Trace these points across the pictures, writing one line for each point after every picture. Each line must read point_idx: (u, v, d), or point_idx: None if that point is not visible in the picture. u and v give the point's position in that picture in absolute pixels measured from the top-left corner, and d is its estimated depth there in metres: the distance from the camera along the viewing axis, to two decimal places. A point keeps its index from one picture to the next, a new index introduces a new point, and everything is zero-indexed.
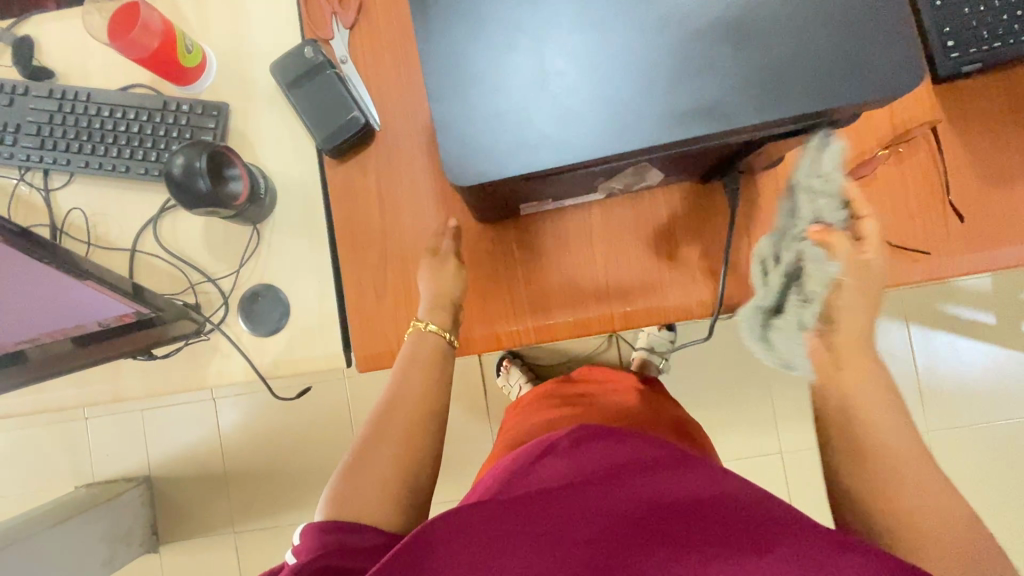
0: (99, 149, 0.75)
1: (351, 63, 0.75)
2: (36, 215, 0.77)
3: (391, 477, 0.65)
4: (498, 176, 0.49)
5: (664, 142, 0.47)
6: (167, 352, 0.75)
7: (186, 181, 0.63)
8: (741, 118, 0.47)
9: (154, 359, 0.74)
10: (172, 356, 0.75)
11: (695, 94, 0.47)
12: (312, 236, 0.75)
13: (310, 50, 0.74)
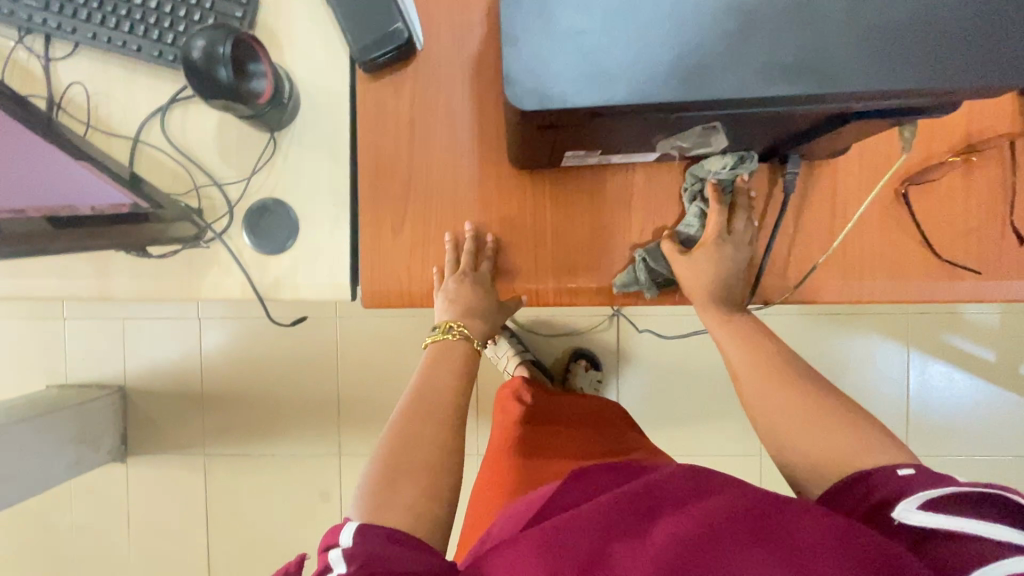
0: (110, 20, 0.68)
1: None
2: (34, 84, 0.70)
3: (424, 468, 0.62)
4: (565, 105, 0.43)
5: (752, 98, 0.43)
6: (161, 253, 0.70)
7: (208, 67, 0.56)
8: (843, 83, 0.42)
9: (147, 257, 0.69)
10: (167, 259, 0.70)
11: (797, 47, 0.42)
12: (333, 155, 0.69)
13: None
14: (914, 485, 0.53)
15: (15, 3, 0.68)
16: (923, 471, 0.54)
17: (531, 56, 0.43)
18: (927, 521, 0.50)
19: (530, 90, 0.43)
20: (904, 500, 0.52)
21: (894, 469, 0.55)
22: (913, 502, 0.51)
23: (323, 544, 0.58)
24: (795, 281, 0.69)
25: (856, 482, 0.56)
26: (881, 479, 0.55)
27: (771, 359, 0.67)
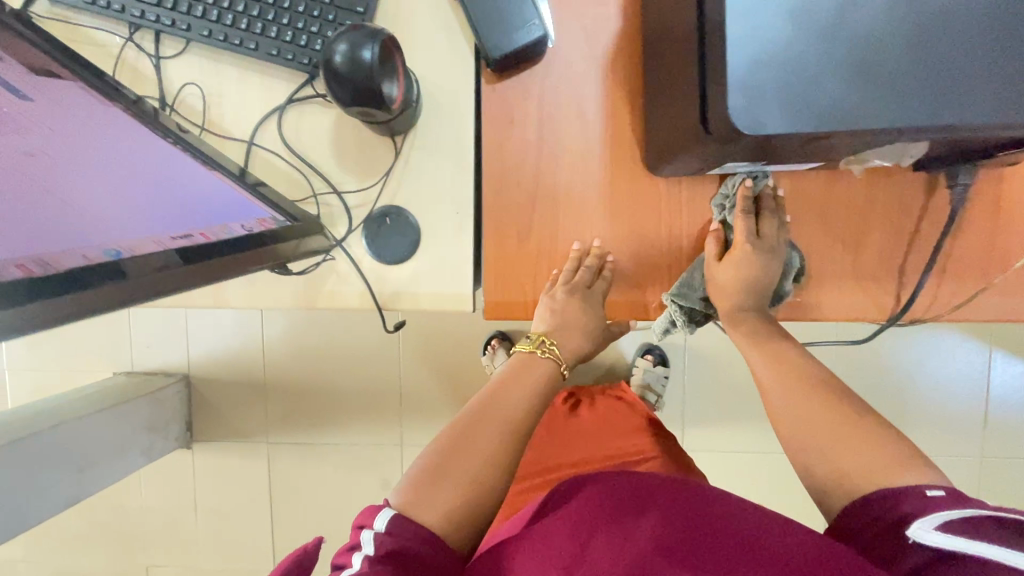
0: (226, 17, 0.64)
1: None
2: (145, 84, 0.67)
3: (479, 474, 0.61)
4: (782, 127, 0.38)
5: (992, 125, 0.38)
6: (302, 268, 0.68)
7: (355, 72, 0.53)
8: None
9: (290, 274, 0.67)
10: (309, 273, 0.67)
11: None
12: (456, 159, 0.66)
13: None
14: (935, 506, 0.50)
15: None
16: (954, 495, 0.51)
17: (752, 67, 0.38)
18: (941, 542, 0.47)
19: (749, 108, 0.38)
20: (921, 517, 0.50)
21: (924, 489, 0.52)
22: (930, 521, 0.49)
23: (359, 520, 0.58)
24: (952, 300, 0.64)
25: (885, 499, 0.53)
26: (912, 497, 0.51)
27: (797, 367, 0.66)
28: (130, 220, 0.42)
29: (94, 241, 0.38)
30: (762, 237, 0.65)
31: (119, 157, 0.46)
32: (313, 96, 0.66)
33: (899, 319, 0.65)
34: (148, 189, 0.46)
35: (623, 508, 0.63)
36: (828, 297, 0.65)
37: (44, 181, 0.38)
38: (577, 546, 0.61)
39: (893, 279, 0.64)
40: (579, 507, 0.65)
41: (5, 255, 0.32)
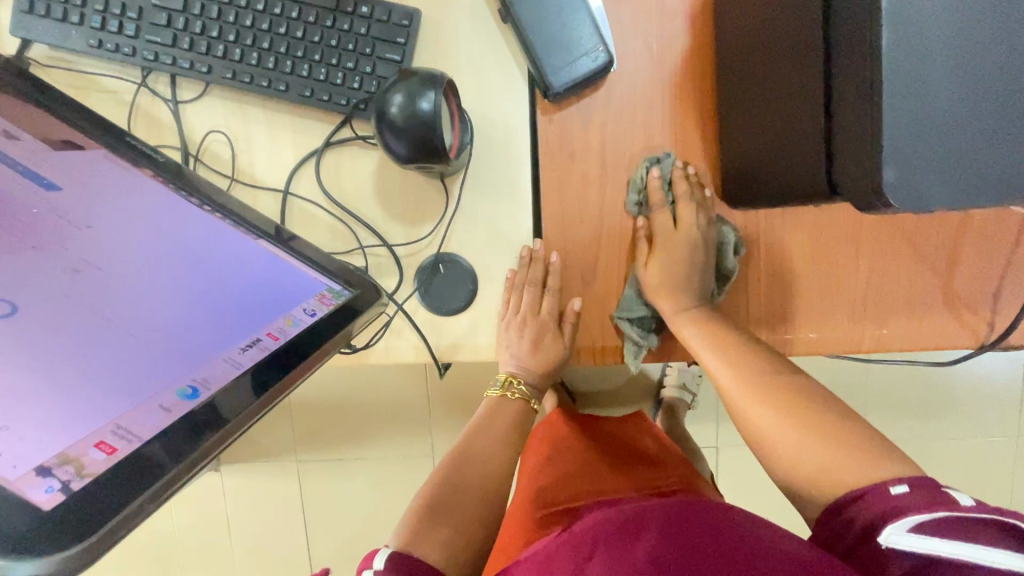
0: (249, 54, 0.57)
1: None
2: (163, 133, 0.61)
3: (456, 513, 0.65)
4: (942, 195, 0.33)
5: None
6: (367, 340, 0.62)
7: (417, 128, 0.47)
8: None
9: (354, 350, 0.62)
10: (375, 344, 0.62)
11: None
12: (511, 199, 0.60)
13: None
14: (903, 507, 0.48)
15: (136, 39, 0.57)
16: (918, 489, 0.49)
17: (913, 134, 0.33)
18: (916, 546, 0.46)
19: (907, 181, 0.33)
20: (891, 523, 0.48)
21: (886, 487, 0.50)
22: (904, 526, 0.47)
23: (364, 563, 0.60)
24: None
25: (852, 503, 0.51)
26: (880, 496, 0.49)
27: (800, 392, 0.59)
28: (193, 331, 0.39)
29: (163, 379, 0.36)
30: (677, 229, 0.62)
31: (173, 257, 0.42)
32: (352, 139, 0.60)
33: (993, 345, 0.61)
34: (201, 286, 0.42)
35: (632, 526, 0.61)
36: (919, 325, 0.61)
37: (102, 315, 0.36)
38: (576, 561, 0.59)
39: (988, 304, 0.60)
40: (584, 530, 0.63)
41: (76, 441, 0.32)
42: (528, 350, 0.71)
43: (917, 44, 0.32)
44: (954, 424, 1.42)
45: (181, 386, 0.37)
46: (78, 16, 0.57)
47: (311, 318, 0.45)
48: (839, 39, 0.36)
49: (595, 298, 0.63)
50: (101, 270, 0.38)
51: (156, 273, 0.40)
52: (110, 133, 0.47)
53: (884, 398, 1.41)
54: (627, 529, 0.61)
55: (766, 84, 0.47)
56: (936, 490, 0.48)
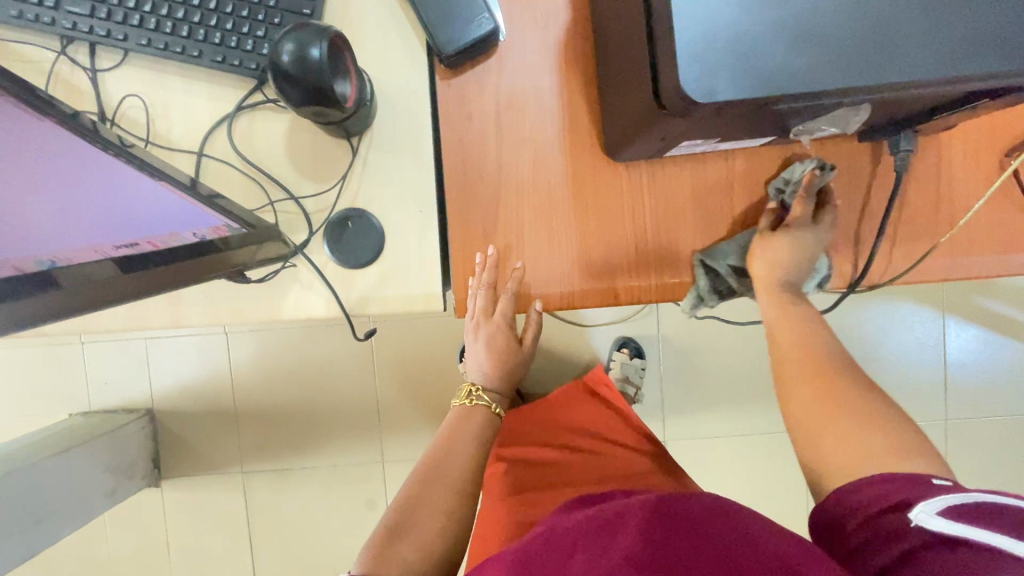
0: (164, 25, 0.61)
1: None
2: (82, 99, 0.64)
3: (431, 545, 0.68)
4: (728, 97, 0.39)
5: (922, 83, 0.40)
6: (263, 275, 0.65)
7: (304, 69, 0.52)
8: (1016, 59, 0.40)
9: (249, 283, 0.64)
10: (271, 279, 0.65)
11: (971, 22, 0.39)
12: (414, 157, 0.65)
13: None
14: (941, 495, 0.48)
15: (55, 9, 0.61)
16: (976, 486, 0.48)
17: (698, 35, 0.39)
18: (946, 527, 0.45)
19: (696, 76, 0.39)
20: (923, 502, 0.48)
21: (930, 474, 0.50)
22: (933, 507, 0.47)
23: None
24: (911, 263, 0.66)
25: (868, 491, 0.52)
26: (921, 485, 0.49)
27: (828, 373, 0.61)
28: (66, 227, 0.41)
29: (21, 251, 0.36)
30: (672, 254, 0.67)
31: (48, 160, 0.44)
32: (264, 102, 0.64)
33: (858, 285, 0.67)
34: (82, 197, 0.44)
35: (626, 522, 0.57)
36: (792, 268, 0.67)
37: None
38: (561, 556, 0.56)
39: (851, 247, 0.66)
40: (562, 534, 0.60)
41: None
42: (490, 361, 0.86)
43: None
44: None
45: (41, 257, 0.37)
46: None
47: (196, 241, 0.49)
48: None
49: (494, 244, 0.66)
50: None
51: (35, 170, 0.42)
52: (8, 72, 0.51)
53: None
54: (612, 529, 0.57)
55: (618, 34, 0.54)
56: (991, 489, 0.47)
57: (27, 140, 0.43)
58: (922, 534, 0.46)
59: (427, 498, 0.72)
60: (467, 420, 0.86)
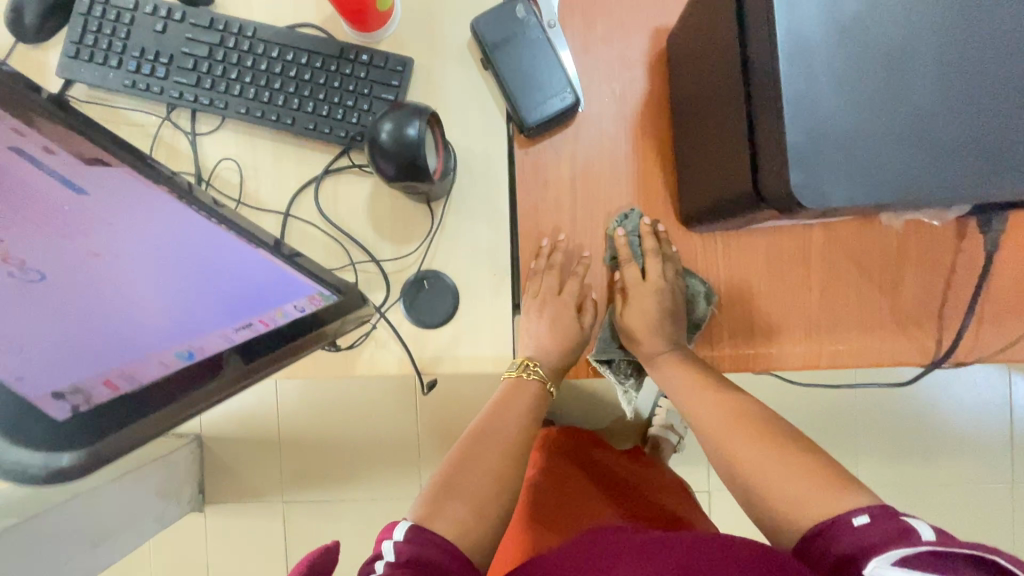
0: (262, 94, 0.65)
1: (560, 29, 0.65)
2: (181, 161, 0.68)
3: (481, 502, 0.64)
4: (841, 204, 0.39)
5: None
6: (350, 343, 0.67)
7: (401, 150, 0.54)
8: None
9: (336, 351, 0.66)
10: (357, 347, 0.67)
11: None
12: (491, 221, 0.66)
13: (523, 9, 0.63)
14: (870, 543, 0.52)
15: (165, 80, 0.66)
16: (886, 519, 0.53)
17: (810, 143, 0.39)
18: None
19: (808, 182, 0.39)
20: (877, 557, 0.50)
21: (849, 518, 0.54)
22: (887, 560, 0.50)
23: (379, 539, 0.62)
24: (999, 341, 0.64)
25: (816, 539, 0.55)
26: (853, 533, 0.53)
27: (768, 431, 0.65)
28: (194, 309, 0.44)
29: (164, 345, 0.40)
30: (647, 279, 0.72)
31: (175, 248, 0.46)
32: (350, 167, 0.66)
33: (943, 362, 0.65)
34: (204, 273, 0.47)
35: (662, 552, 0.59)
36: (871, 342, 0.65)
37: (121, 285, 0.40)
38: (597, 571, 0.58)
39: (935, 323, 0.64)
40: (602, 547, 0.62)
41: (91, 375, 0.35)
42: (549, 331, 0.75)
43: (803, 70, 0.39)
44: (944, 468, 1.41)
45: (180, 348, 0.41)
46: (116, 60, 0.66)
47: (299, 313, 0.52)
48: (752, 69, 0.43)
49: None
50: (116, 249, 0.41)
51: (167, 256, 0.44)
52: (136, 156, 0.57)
53: (870, 440, 1.41)
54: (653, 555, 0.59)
55: (705, 118, 0.54)
56: (894, 520, 0.52)
57: (157, 225, 0.46)
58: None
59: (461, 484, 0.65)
60: (522, 387, 0.76)
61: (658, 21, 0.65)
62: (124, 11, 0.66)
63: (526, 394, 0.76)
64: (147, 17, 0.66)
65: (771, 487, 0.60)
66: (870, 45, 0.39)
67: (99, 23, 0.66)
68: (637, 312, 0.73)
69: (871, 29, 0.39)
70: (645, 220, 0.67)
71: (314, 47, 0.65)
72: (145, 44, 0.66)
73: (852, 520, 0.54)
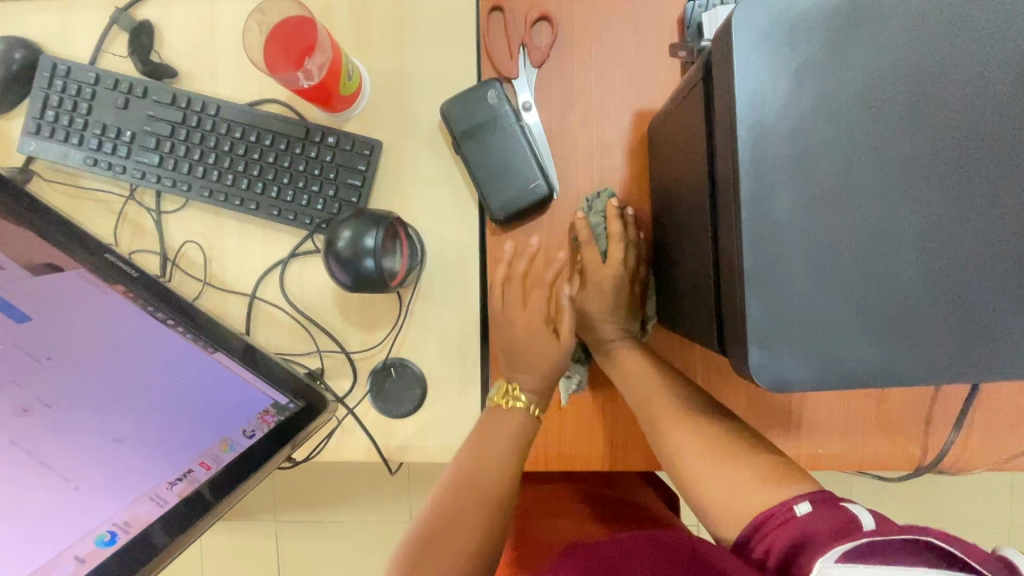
0: (224, 176, 0.63)
1: (535, 111, 0.62)
2: (146, 239, 0.67)
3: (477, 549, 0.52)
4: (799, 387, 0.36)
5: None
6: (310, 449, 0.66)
7: (357, 262, 0.52)
8: None
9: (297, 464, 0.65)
10: (319, 452, 0.65)
11: None
12: (461, 310, 0.64)
13: (494, 93, 0.59)
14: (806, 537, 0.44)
15: (127, 159, 0.63)
16: (826, 510, 0.45)
17: (773, 323, 0.36)
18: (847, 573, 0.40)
19: (771, 364, 0.36)
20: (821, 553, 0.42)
21: (790, 509, 0.47)
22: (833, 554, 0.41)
23: None
24: (990, 450, 0.60)
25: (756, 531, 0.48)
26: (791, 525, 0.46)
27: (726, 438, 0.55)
28: (130, 464, 0.43)
29: (86, 527, 0.40)
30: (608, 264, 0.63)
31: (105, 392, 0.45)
32: (315, 251, 0.64)
33: (929, 468, 0.62)
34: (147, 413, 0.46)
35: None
36: (853, 445, 0.63)
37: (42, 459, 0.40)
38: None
39: (922, 428, 0.61)
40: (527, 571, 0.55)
41: None
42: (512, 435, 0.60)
43: (775, 243, 0.35)
44: None
45: (100, 533, 0.40)
46: (78, 138, 0.64)
47: (247, 441, 0.49)
48: (722, 219, 0.39)
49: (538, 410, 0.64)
50: (50, 409, 0.42)
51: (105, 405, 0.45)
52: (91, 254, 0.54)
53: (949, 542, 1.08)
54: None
55: (682, 234, 0.50)
56: (835, 509, 0.45)
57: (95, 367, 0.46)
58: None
59: (450, 543, 0.51)
60: (500, 419, 0.61)
61: (639, 105, 0.62)
62: (85, 86, 0.63)
63: (513, 421, 0.61)
64: (108, 92, 0.63)
65: (722, 491, 0.52)
66: (851, 214, 0.35)
67: (59, 99, 0.64)
68: (595, 295, 0.63)
69: (856, 196, 0.35)
70: (616, 200, 0.61)
71: (278, 128, 0.62)
72: (106, 122, 0.63)
73: (792, 512, 0.46)
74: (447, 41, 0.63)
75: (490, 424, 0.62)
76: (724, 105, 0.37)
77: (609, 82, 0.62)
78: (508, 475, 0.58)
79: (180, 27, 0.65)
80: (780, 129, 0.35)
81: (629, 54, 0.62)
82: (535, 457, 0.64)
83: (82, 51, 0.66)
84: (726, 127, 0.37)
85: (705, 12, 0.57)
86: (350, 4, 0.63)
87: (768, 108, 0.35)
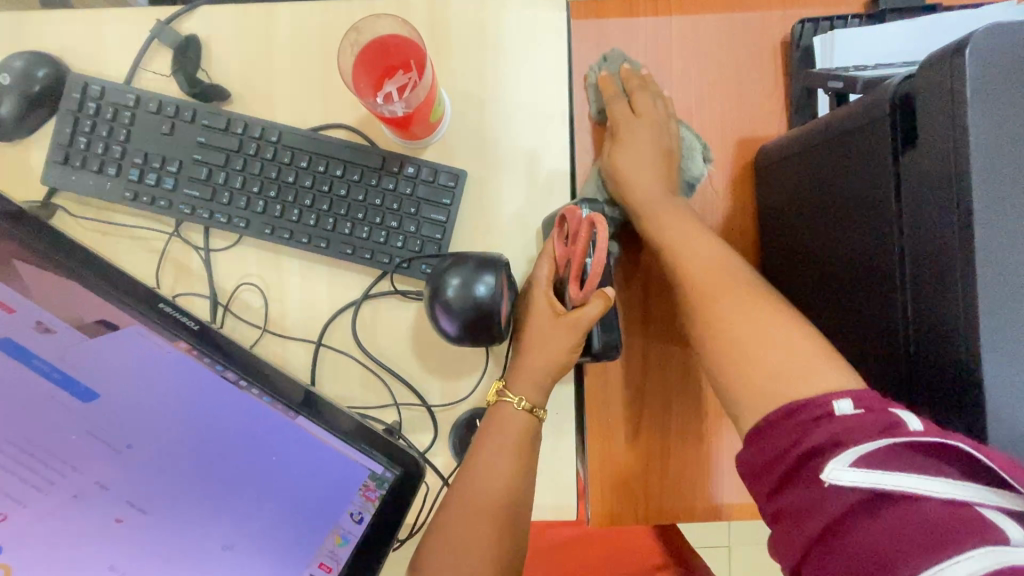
0: (288, 210, 0.56)
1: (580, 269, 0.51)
2: (192, 281, 0.59)
3: (533, 416, 0.53)
4: None
5: None
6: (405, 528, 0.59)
7: (470, 312, 0.47)
8: None
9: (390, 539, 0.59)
10: (412, 531, 0.58)
11: None
12: None
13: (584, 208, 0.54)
14: (853, 433, 0.36)
15: (173, 192, 0.56)
16: (876, 410, 0.36)
17: (1009, 396, 0.31)
18: (862, 483, 0.34)
19: (1006, 441, 0.32)
20: (834, 456, 0.36)
21: (829, 404, 0.38)
22: (848, 457, 0.35)
23: None
24: None
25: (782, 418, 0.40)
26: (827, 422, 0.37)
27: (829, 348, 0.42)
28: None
29: None
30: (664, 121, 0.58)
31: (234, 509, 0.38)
32: (390, 291, 0.58)
33: None
34: (242, 511, 0.39)
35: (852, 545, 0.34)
36: None
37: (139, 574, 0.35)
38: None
39: None
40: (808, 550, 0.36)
41: None
42: (539, 332, 0.53)
43: (1017, 302, 0.31)
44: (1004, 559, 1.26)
45: None
46: (115, 168, 0.56)
47: (358, 528, 0.41)
48: (920, 269, 0.35)
49: (638, 457, 0.59)
50: (145, 515, 0.37)
51: (197, 505, 0.38)
52: (143, 301, 0.42)
53: None
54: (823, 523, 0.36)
55: (829, 275, 0.46)
56: (881, 413, 0.36)
57: (179, 453, 0.39)
58: (855, 495, 0.35)
59: (503, 420, 0.52)
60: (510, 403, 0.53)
61: (741, 131, 0.59)
62: (122, 108, 0.56)
63: (521, 409, 0.53)
64: (149, 116, 0.56)
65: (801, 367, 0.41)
66: None
67: (91, 124, 0.55)
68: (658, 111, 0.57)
69: None
70: (693, 126, 0.59)
71: (350, 156, 0.56)
72: (149, 149, 0.56)
73: (831, 409, 0.38)
74: (534, 60, 0.58)
75: (531, 340, 0.53)
76: (933, 144, 0.33)
77: (707, 106, 0.59)
78: (547, 355, 0.53)
79: (229, 43, 0.58)
80: (1020, 169, 0.31)
81: (728, 77, 0.58)
82: (635, 510, 0.59)
83: (115, 69, 0.58)
84: (935, 166, 0.33)
85: (817, 35, 0.55)
86: (428, 19, 0.58)
87: (1007, 149, 0.31)
